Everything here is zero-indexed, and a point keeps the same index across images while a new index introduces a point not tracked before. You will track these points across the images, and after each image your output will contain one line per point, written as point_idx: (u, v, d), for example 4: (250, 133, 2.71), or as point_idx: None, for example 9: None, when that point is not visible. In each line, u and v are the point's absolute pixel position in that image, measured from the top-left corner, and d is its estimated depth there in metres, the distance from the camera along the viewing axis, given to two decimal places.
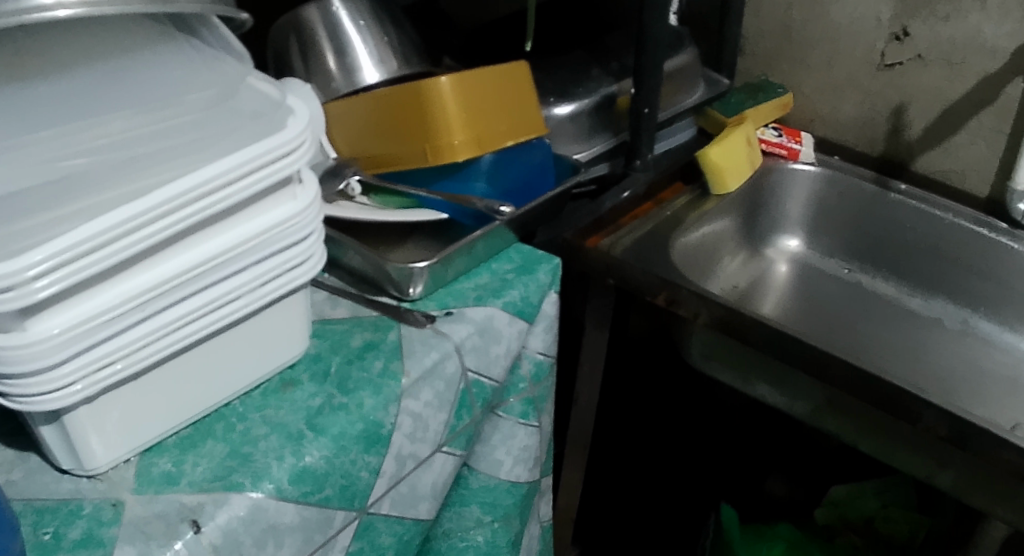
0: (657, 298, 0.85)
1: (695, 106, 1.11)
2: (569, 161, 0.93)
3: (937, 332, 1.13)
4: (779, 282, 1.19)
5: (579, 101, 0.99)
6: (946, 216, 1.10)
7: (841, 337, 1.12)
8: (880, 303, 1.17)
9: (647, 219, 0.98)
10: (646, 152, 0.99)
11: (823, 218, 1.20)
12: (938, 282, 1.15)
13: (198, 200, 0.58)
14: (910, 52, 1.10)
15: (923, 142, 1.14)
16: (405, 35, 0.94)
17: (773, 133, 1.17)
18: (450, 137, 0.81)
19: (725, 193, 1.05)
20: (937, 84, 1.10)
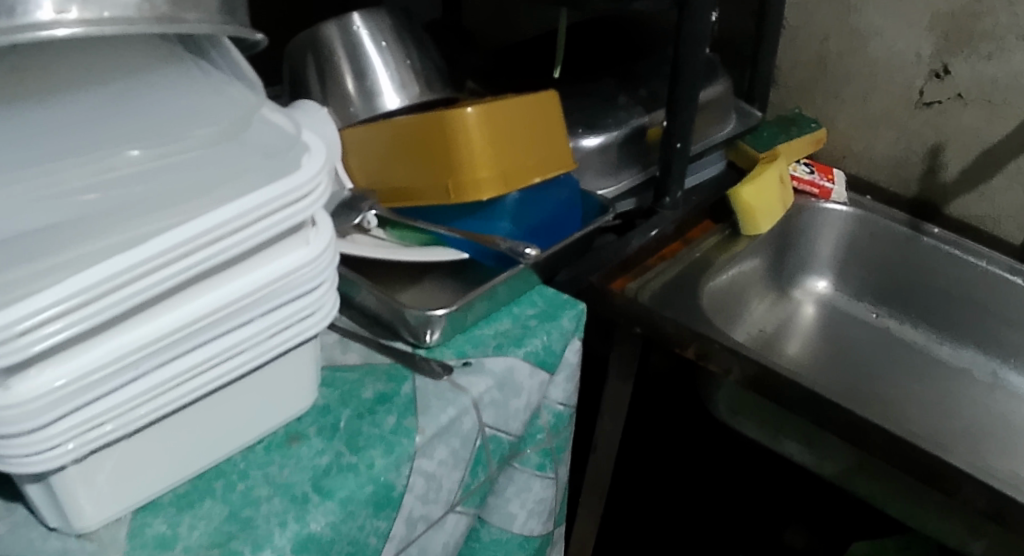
0: (686, 352, 0.79)
1: (726, 140, 1.07)
2: (596, 197, 0.88)
3: (967, 382, 1.07)
4: (804, 325, 1.13)
5: (608, 133, 0.94)
6: (979, 263, 1.05)
7: (866, 386, 1.06)
8: (907, 350, 1.11)
9: (675, 261, 0.94)
10: (676, 189, 0.95)
11: (853, 260, 1.14)
12: (967, 330, 1.09)
13: (204, 250, 0.53)
14: (950, 91, 1.04)
15: (958, 185, 1.09)
16: (428, 59, 0.89)
17: (804, 169, 1.11)
18: (473, 173, 0.76)
19: (756, 233, 1.00)
20: (977, 125, 1.04)
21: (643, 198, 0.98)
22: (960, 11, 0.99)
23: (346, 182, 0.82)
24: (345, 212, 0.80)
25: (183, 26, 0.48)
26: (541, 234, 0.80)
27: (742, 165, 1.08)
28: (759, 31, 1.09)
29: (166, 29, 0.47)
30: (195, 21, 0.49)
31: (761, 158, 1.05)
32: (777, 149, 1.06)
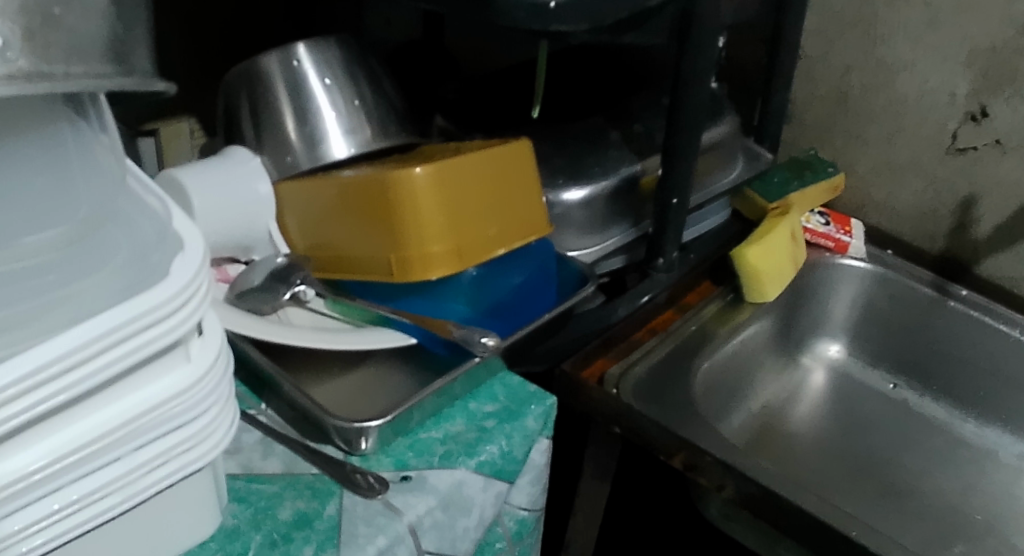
0: (673, 461, 0.68)
1: (732, 187, 0.93)
2: (576, 264, 0.74)
3: (994, 468, 0.91)
4: (811, 397, 0.97)
5: (596, 184, 0.81)
6: (1007, 331, 0.91)
7: (871, 476, 0.89)
8: (927, 429, 0.95)
9: (666, 334, 0.80)
10: (671, 249, 0.82)
11: (870, 323, 0.99)
12: (996, 404, 0.94)
13: (33, 401, 0.38)
14: (987, 136, 0.90)
15: (992, 243, 0.95)
16: (383, 97, 0.77)
17: (819, 219, 0.98)
18: (423, 246, 0.64)
19: (762, 300, 0.86)
20: (1017, 176, 0.90)
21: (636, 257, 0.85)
22: (1003, 46, 0.86)
23: (280, 255, 0.72)
24: (276, 285, 0.69)
25: (45, 84, 0.40)
26: (505, 314, 0.69)
27: (748, 215, 0.94)
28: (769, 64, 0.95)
29: (22, 87, 0.39)
30: (75, 75, 0.42)
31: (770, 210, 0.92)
32: (788, 199, 0.93)
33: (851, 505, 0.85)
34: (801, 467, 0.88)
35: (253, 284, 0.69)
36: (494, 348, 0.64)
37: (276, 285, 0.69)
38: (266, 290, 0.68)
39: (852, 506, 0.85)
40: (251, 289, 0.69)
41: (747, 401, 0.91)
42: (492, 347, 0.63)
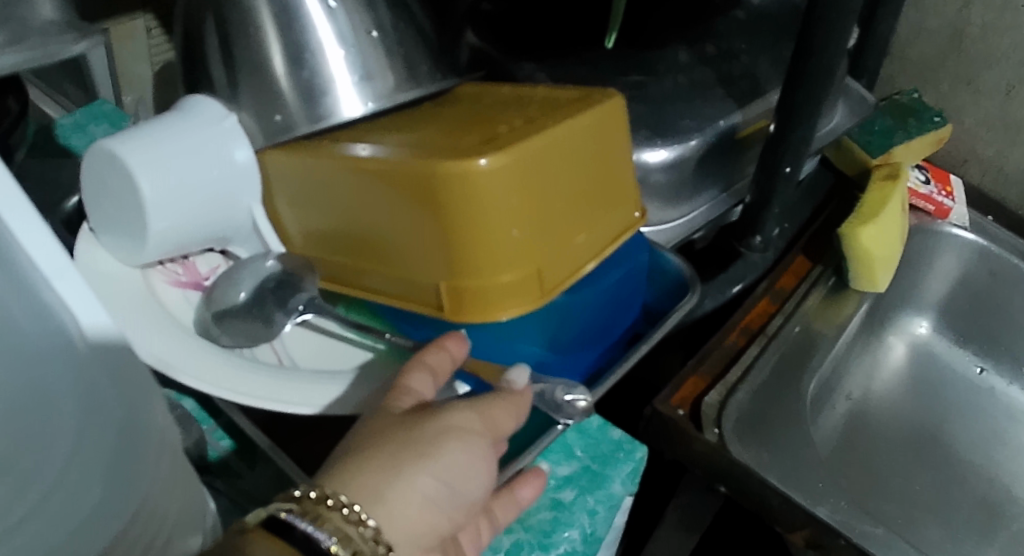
0: (792, 535, 0.55)
1: (838, 134, 0.69)
2: (672, 260, 0.56)
3: None
4: (891, 378, 0.81)
5: (684, 142, 0.59)
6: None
7: (959, 491, 0.73)
8: (1017, 424, 0.80)
9: (767, 337, 0.61)
10: (771, 225, 0.65)
11: (965, 300, 0.82)
12: None
13: None
14: None
15: None
16: (410, 24, 0.56)
17: (918, 177, 0.80)
18: (492, 272, 0.47)
19: (872, 289, 0.68)
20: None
21: (723, 222, 0.66)
22: None
23: (269, 256, 0.53)
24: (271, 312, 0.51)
25: None
26: (590, 339, 0.53)
27: (845, 168, 0.73)
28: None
29: None
30: None
31: (874, 165, 0.71)
32: (896, 152, 0.72)
33: (932, 534, 0.69)
34: (881, 474, 0.72)
35: (236, 301, 0.51)
36: (586, 410, 0.47)
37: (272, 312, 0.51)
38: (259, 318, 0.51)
39: (935, 535, 0.69)
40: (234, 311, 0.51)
41: (832, 399, 0.75)
42: (585, 411, 0.46)
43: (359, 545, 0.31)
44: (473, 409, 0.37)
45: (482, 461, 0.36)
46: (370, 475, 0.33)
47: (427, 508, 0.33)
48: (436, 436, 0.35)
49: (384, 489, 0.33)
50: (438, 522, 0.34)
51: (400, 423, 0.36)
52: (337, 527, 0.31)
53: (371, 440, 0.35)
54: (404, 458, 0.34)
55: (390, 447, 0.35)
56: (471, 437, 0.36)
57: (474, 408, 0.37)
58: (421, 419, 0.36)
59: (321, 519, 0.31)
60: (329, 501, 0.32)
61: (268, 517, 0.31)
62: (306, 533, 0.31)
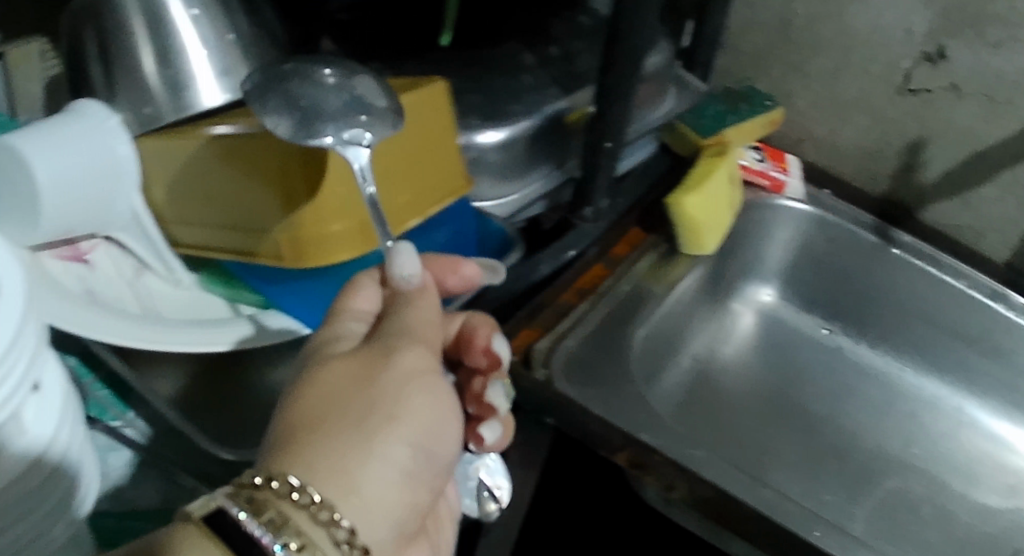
0: (616, 457, 0.62)
1: (663, 120, 0.74)
2: (498, 225, 0.65)
3: (935, 425, 0.80)
4: (738, 341, 0.83)
5: (514, 125, 0.67)
6: (957, 285, 0.78)
7: (801, 440, 0.76)
8: (867, 379, 0.82)
9: (597, 297, 0.68)
10: (601, 197, 0.69)
11: (806, 263, 0.84)
12: (938, 358, 0.82)
13: None
14: (943, 79, 0.75)
15: (939, 190, 0.80)
16: (263, 31, 0.64)
17: (754, 156, 0.76)
18: (322, 222, 0.55)
19: (699, 252, 0.72)
20: (971, 124, 0.76)
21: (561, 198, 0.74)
22: None
23: (322, 68, 0.53)
24: (302, 132, 0.50)
25: None
26: None
27: (678, 151, 0.76)
28: None
29: None
30: None
31: (702, 144, 0.74)
32: (726, 132, 0.74)
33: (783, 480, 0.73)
34: (727, 424, 0.76)
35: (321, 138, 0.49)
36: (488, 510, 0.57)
37: (300, 135, 0.50)
38: (300, 125, 0.50)
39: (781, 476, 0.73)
40: (262, 83, 0.52)
41: (671, 360, 0.78)
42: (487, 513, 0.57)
43: (312, 532, 0.37)
44: (415, 354, 0.44)
45: (438, 413, 0.44)
46: (343, 458, 0.39)
47: (393, 476, 0.41)
48: (400, 394, 0.42)
49: (363, 470, 0.40)
50: (408, 488, 0.42)
51: (349, 377, 0.42)
52: (300, 529, 0.37)
53: (324, 412, 0.41)
54: (376, 425, 0.41)
55: (355, 417, 0.41)
56: (432, 388, 0.44)
57: (428, 355, 0.45)
58: (376, 375, 0.42)
59: (281, 525, 0.36)
60: (279, 491, 0.37)
61: (217, 516, 0.36)
62: (254, 534, 0.36)
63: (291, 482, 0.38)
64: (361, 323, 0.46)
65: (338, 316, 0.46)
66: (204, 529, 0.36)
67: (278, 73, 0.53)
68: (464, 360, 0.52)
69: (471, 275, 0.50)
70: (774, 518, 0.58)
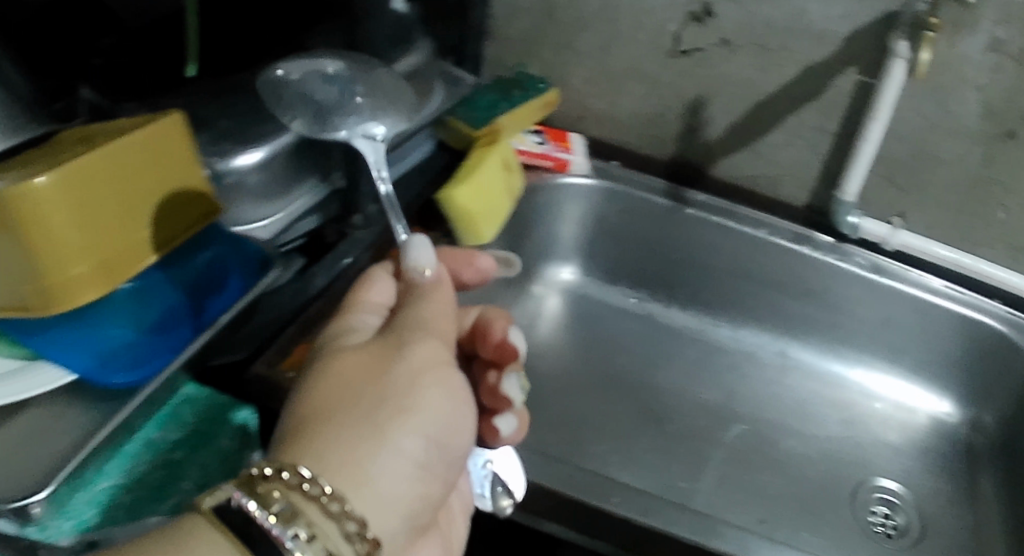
0: None
1: (435, 118, 0.75)
2: (255, 246, 0.65)
3: (756, 372, 0.84)
4: (550, 323, 0.85)
5: (273, 142, 0.69)
6: (761, 234, 0.80)
7: (626, 407, 0.79)
8: (678, 340, 0.86)
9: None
10: (369, 203, 0.71)
11: (604, 235, 0.85)
12: (750, 307, 0.86)
13: None
14: (713, 36, 0.77)
15: (725, 144, 0.82)
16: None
17: (532, 139, 0.78)
18: (67, 269, 0.53)
19: (476, 242, 0.73)
20: (747, 74, 0.78)
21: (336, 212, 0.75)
22: None
23: (329, 62, 0.67)
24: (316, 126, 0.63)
25: None
26: (177, 319, 0.60)
27: (455, 146, 0.76)
28: None
29: None
30: None
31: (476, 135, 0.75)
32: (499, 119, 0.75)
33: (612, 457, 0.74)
34: (545, 401, 0.78)
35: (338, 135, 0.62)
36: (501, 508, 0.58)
37: (318, 128, 0.62)
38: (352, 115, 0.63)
39: (606, 451, 0.75)
40: (277, 82, 0.65)
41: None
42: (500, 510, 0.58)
43: (322, 520, 0.40)
44: (411, 345, 0.47)
45: (453, 404, 0.47)
46: (345, 448, 0.43)
47: (406, 467, 0.45)
48: (413, 386, 0.46)
49: (359, 458, 0.43)
50: (419, 477, 0.45)
51: (366, 369, 0.46)
52: (311, 516, 0.39)
53: (312, 412, 0.44)
54: (383, 417, 0.45)
55: (366, 408, 0.44)
56: (447, 379, 0.47)
57: (445, 343, 0.49)
58: (394, 365, 0.46)
59: (297, 515, 0.39)
60: (284, 477, 0.40)
61: (223, 505, 0.39)
62: (265, 526, 0.38)
63: (294, 468, 0.40)
64: (376, 315, 0.50)
65: (351, 311, 0.50)
66: (214, 516, 0.38)
67: (284, 86, 0.64)
68: (479, 352, 0.54)
69: (485, 268, 0.56)
70: (568, 492, 0.60)
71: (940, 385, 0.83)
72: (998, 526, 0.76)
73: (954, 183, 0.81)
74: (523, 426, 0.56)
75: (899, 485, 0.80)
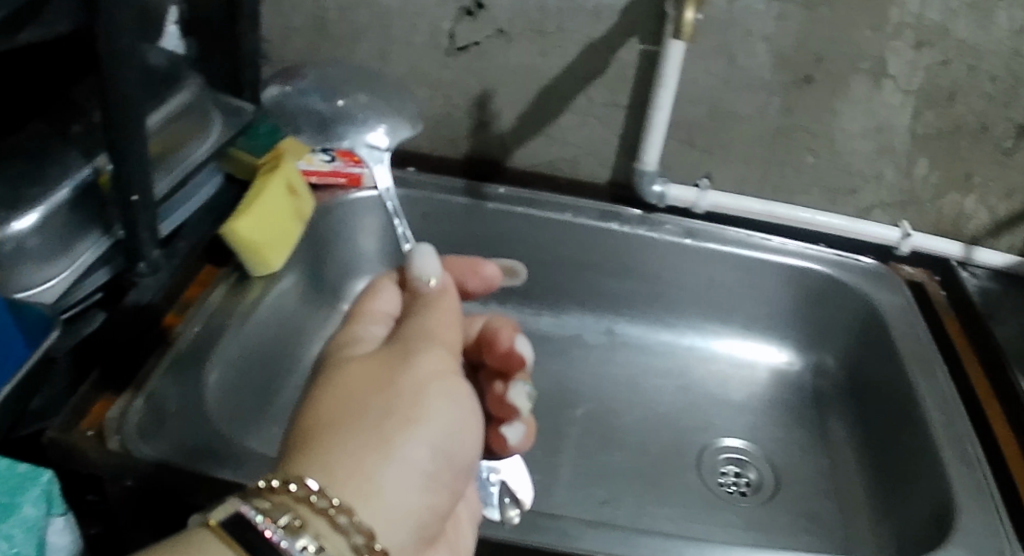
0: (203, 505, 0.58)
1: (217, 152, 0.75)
2: (41, 307, 0.56)
3: (583, 355, 0.84)
4: None
5: (48, 199, 0.62)
6: (568, 217, 0.81)
7: None
8: None
9: (169, 348, 0.67)
10: (152, 248, 0.66)
11: (406, 243, 0.85)
12: (570, 292, 0.86)
13: None
14: (488, 28, 0.78)
15: (518, 133, 0.83)
16: None
17: (320, 158, 0.79)
18: None
19: (268, 271, 0.73)
20: (529, 61, 0.79)
21: None
22: None
23: None
24: (319, 135, 0.82)
25: None
26: None
27: (243, 178, 0.78)
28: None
29: None
30: None
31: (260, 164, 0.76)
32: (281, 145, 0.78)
33: None
34: None
35: None
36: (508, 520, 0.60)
37: None
38: (361, 123, 0.81)
39: None
40: None
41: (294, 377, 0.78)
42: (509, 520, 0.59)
43: (319, 527, 0.41)
44: (411, 361, 0.51)
45: (459, 413, 0.51)
46: (360, 458, 0.45)
47: (411, 478, 0.47)
48: (419, 396, 0.49)
49: (366, 464, 0.45)
50: (425, 488, 0.48)
51: (371, 377, 0.49)
52: (315, 525, 0.41)
53: (336, 420, 0.47)
54: (397, 428, 0.47)
55: (379, 415, 0.47)
56: (451, 389, 0.50)
57: (445, 354, 0.52)
58: (403, 372, 0.50)
59: (302, 521, 0.41)
60: (287, 488, 0.42)
61: (236, 516, 0.40)
62: (263, 534, 0.40)
63: (299, 480, 0.42)
64: (379, 326, 0.55)
65: (357, 321, 0.55)
66: (217, 528, 0.40)
67: None
68: (487, 360, 0.58)
69: (490, 276, 0.59)
70: None
71: (777, 335, 0.86)
72: (852, 465, 0.78)
73: (755, 135, 0.83)
74: (530, 434, 0.59)
75: (745, 442, 0.80)
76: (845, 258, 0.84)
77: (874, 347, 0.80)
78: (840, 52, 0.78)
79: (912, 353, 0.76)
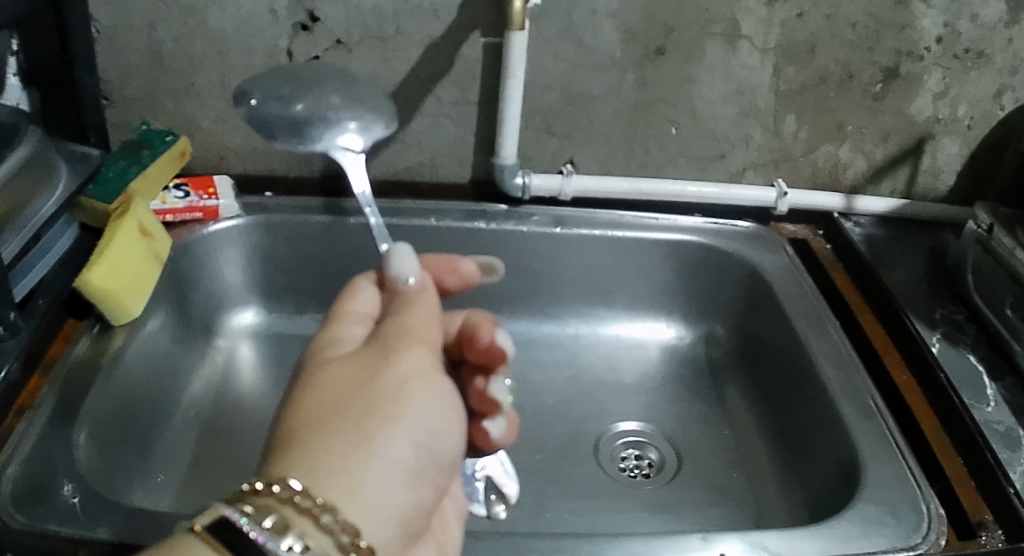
0: None
1: (63, 203, 0.72)
2: None
3: None
4: (247, 371, 0.83)
5: None
6: (432, 222, 0.81)
7: None
8: None
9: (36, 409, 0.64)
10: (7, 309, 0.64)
11: (272, 268, 0.85)
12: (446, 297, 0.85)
13: None
14: (325, 41, 0.76)
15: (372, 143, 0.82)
16: None
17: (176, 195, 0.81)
18: None
19: (126, 318, 0.71)
20: (372, 68, 0.78)
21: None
22: None
23: None
24: (295, 140, 0.72)
25: None
26: None
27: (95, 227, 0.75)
28: (61, 44, 0.74)
29: None
30: None
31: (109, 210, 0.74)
32: (129, 188, 0.75)
33: None
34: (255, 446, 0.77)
35: None
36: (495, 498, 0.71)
37: None
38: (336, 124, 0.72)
39: None
40: None
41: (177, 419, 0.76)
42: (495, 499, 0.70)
43: (305, 528, 0.40)
44: (392, 355, 0.48)
45: (440, 410, 0.49)
46: (338, 457, 0.43)
47: (397, 474, 0.45)
48: (399, 392, 0.47)
49: (349, 465, 0.43)
50: (409, 484, 0.46)
51: (354, 377, 0.47)
52: (297, 526, 0.40)
53: (313, 421, 0.45)
54: (379, 425, 0.45)
55: (360, 412, 0.45)
56: (435, 385, 0.49)
57: (427, 348, 0.50)
58: (382, 369, 0.47)
59: (289, 524, 0.40)
60: (269, 490, 0.41)
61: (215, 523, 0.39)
62: (249, 534, 0.39)
63: (283, 481, 0.41)
64: (361, 325, 0.52)
65: (336, 322, 0.52)
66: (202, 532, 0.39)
67: None
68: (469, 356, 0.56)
69: (468, 273, 0.58)
70: None
71: (663, 312, 0.85)
72: (753, 431, 0.77)
73: (613, 115, 0.82)
74: (513, 426, 0.59)
75: (641, 424, 0.79)
76: (721, 226, 0.84)
77: (762, 310, 0.80)
78: (690, 19, 0.76)
79: (803, 313, 0.76)
